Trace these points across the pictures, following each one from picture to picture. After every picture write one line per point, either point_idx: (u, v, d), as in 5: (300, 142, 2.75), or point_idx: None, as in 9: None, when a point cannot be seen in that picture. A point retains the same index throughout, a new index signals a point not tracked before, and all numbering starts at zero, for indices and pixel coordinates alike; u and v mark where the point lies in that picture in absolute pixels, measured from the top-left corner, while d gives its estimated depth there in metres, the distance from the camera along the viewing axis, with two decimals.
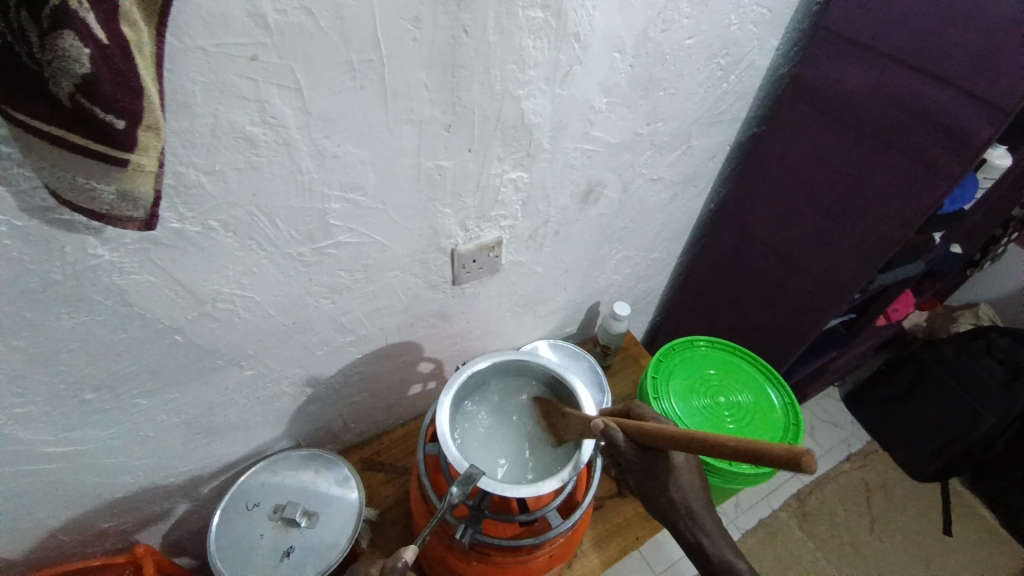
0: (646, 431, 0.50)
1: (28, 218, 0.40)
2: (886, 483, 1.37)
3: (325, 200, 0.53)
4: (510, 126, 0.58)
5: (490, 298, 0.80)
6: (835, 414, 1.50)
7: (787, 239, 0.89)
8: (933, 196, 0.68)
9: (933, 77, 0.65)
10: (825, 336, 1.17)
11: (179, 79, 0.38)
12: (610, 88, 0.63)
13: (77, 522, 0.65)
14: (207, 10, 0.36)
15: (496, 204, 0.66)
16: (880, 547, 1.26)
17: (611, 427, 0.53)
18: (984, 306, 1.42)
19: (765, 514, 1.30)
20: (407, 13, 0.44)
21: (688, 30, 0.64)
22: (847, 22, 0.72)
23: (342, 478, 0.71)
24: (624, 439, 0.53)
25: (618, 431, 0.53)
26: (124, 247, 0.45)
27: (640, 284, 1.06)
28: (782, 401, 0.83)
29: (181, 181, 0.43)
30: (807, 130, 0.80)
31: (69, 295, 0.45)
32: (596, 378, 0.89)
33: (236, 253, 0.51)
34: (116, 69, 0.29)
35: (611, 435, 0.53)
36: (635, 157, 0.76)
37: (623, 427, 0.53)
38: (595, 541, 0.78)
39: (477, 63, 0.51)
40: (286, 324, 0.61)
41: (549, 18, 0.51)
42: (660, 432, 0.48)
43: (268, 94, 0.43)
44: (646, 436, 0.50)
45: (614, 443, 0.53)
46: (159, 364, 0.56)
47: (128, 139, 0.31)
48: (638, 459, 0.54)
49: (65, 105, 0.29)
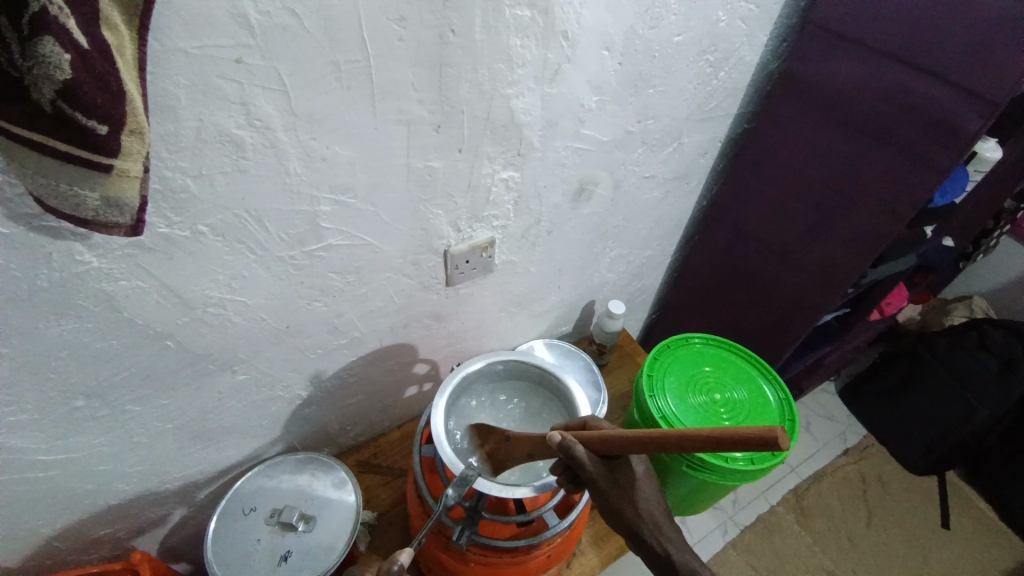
0: (607, 439, 0.48)
1: (13, 225, 0.39)
2: (883, 476, 1.38)
3: (315, 202, 0.52)
4: (500, 125, 0.58)
5: (484, 299, 0.80)
6: (831, 408, 1.51)
7: (780, 235, 0.90)
8: (924, 188, 0.69)
9: (921, 69, 0.65)
10: (820, 330, 1.17)
11: (161, 82, 0.38)
12: (599, 86, 0.63)
13: (71, 530, 0.64)
14: (189, 12, 0.36)
15: (488, 204, 0.66)
16: (877, 540, 1.27)
17: (569, 440, 0.51)
18: (977, 298, 1.42)
19: (763, 509, 1.31)
20: (393, 12, 0.44)
21: (676, 26, 0.64)
22: (835, 16, 0.72)
23: (338, 481, 0.71)
24: (585, 453, 0.51)
25: (577, 445, 0.51)
26: (112, 253, 0.45)
27: (634, 282, 1.06)
28: (778, 397, 0.83)
29: (168, 185, 0.43)
30: (798, 125, 0.80)
31: (56, 301, 0.45)
32: (592, 376, 0.89)
33: (226, 257, 0.51)
34: (96, 73, 0.29)
35: (570, 449, 0.51)
36: (627, 154, 0.76)
37: (582, 439, 0.51)
38: (592, 540, 0.78)
39: (465, 62, 0.50)
40: (278, 328, 0.61)
41: (536, 16, 0.51)
42: (625, 435, 0.47)
43: (254, 96, 0.42)
44: (610, 445, 0.48)
45: (573, 458, 0.51)
46: (150, 369, 0.55)
47: (111, 143, 0.31)
48: (601, 478, 0.52)
49: (46, 111, 0.29)
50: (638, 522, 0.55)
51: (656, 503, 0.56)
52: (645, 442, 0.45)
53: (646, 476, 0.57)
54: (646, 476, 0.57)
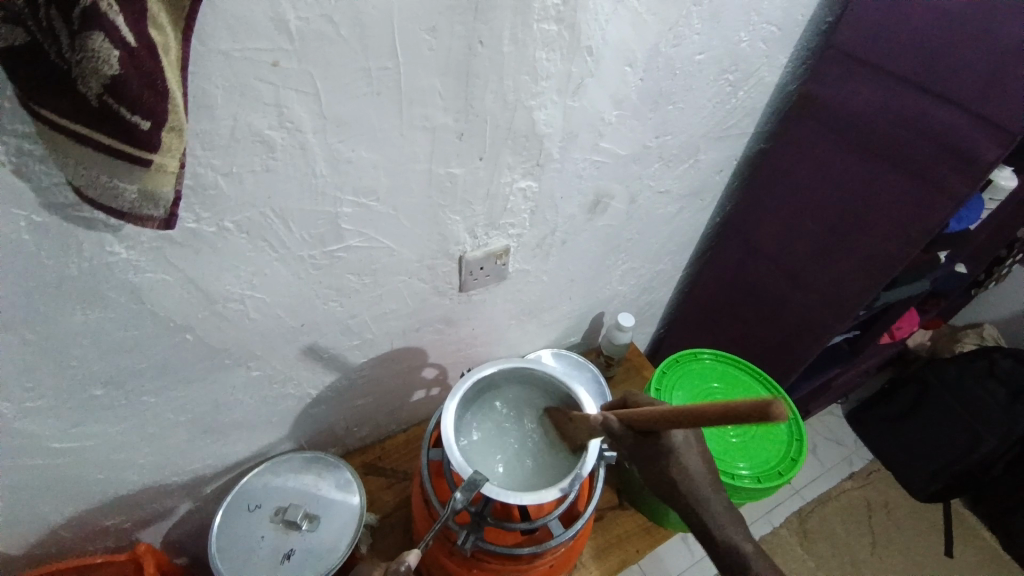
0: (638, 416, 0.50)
1: (48, 214, 0.40)
2: (888, 503, 1.36)
3: (337, 204, 0.53)
4: (521, 135, 0.59)
5: (496, 305, 0.80)
6: (838, 432, 1.49)
7: (795, 255, 0.89)
8: (941, 215, 0.69)
9: (941, 98, 0.66)
10: (829, 352, 1.17)
11: (201, 82, 0.39)
12: (620, 101, 0.64)
13: (79, 519, 0.65)
14: (232, 16, 0.37)
15: (504, 212, 0.66)
16: (881, 567, 1.25)
17: (607, 418, 0.54)
18: (988, 326, 1.42)
19: (767, 530, 1.30)
20: (425, 23, 0.45)
21: (698, 45, 0.65)
22: (857, 41, 0.72)
23: (344, 482, 0.71)
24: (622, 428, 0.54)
25: (616, 421, 0.54)
26: (140, 245, 0.46)
27: (644, 296, 1.07)
28: (785, 417, 0.83)
29: (198, 182, 0.44)
30: (816, 145, 0.80)
31: (83, 290, 0.46)
32: (599, 389, 0.89)
33: (248, 254, 0.52)
34: (143, 71, 0.30)
35: (608, 426, 0.54)
36: (643, 169, 0.76)
37: (620, 416, 0.54)
38: (594, 553, 0.78)
39: (492, 73, 0.51)
40: (294, 326, 0.62)
41: (562, 31, 0.52)
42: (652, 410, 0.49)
43: (287, 99, 0.43)
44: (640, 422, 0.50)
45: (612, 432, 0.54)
46: (168, 361, 0.56)
47: (152, 138, 0.32)
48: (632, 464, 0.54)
49: (91, 105, 0.30)
50: None
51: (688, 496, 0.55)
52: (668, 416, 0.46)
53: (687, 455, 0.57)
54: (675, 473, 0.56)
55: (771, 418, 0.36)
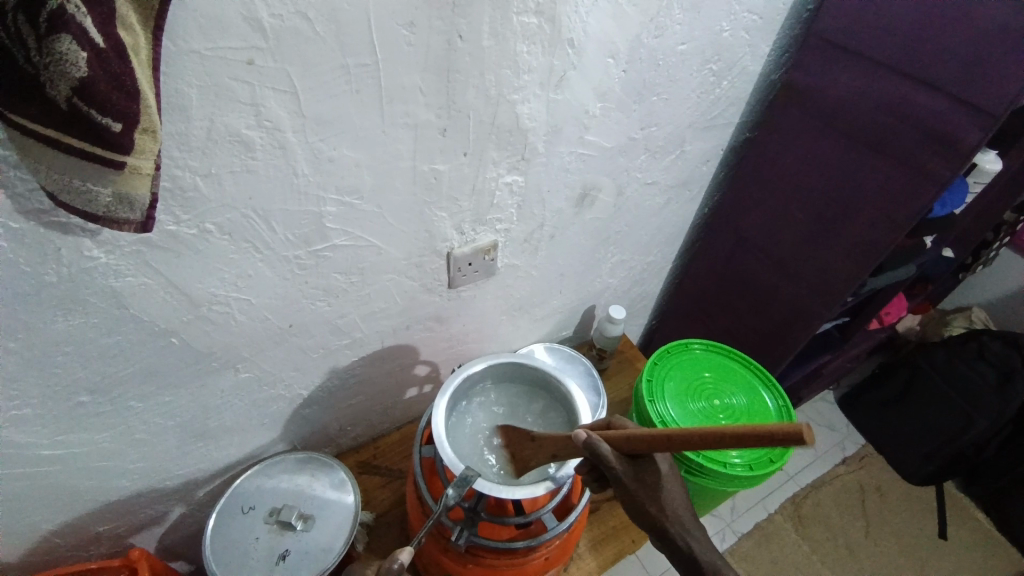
0: (633, 437, 0.49)
1: (23, 220, 0.40)
2: (881, 486, 1.38)
3: (320, 203, 0.53)
4: (505, 130, 0.59)
5: (486, 301, 0.80)
6: (830, 418, 1.51)
7: (782, 243, 0.90)
8: (925, 200, 0.69)
9: (923, 82, 0.66)
10: (819, 339, 1.18)
11: (175, 83, 0.38)
12: (604, 93, 0.64)
13: (71, 527, 0.64)
14: (204, 14, 0.37)
15: (491, 207, 0.66)
16: (875, 550, 1.27)
17: (594, 438, 0.52)
18: (976, 310, 1.43)
19: (761, 516, 1.31)
20: (402, 18, 0.44)
21: (681, 36, 0.65)
22: (838, 28, 0.73)
23: (338, 481, 0.71)
24: (609, 451, 0.51)
25: (602, 443, 0.52)
26: (120, 249, 0.45)
27: (635, 288, 1.07)
28: (776, 404, 0.83)
29: (177, 184, 0.44)
30: (799, 134, 0.81)
31: (63, 297, 0.45)
32: (591, 381, 0.89)
33: (232, 255, 0.51)
34: (112, 72, 0.29)
35: (595, 447, 0.51)
36: (630, 161, 0.76)
37: (608, 438, 0.52)
38: (590, 544, 0.78)
39: (473, 68, 0.51)
40: (281, 328, 0.62)
41: (543, 24, 0.52)
42: (645, 435, 0.48)
43: (264, 97, 0.43)
44: (635, 443, 0.49)
45: (598, 456, 0.51)
46: (154, 366, 0.56)
47: (125, 140, 0.32)
48: (626, 476, 0.53)
49: (61, 108, 0.29)
50: (653, 518, 0.55)
51: (677, 504, 0.56)
52: (666, 441, 0.46)
53: (671, 475, 0.57)
54: (670, 474, 0.57)
55: (802, 442, 0.37)
